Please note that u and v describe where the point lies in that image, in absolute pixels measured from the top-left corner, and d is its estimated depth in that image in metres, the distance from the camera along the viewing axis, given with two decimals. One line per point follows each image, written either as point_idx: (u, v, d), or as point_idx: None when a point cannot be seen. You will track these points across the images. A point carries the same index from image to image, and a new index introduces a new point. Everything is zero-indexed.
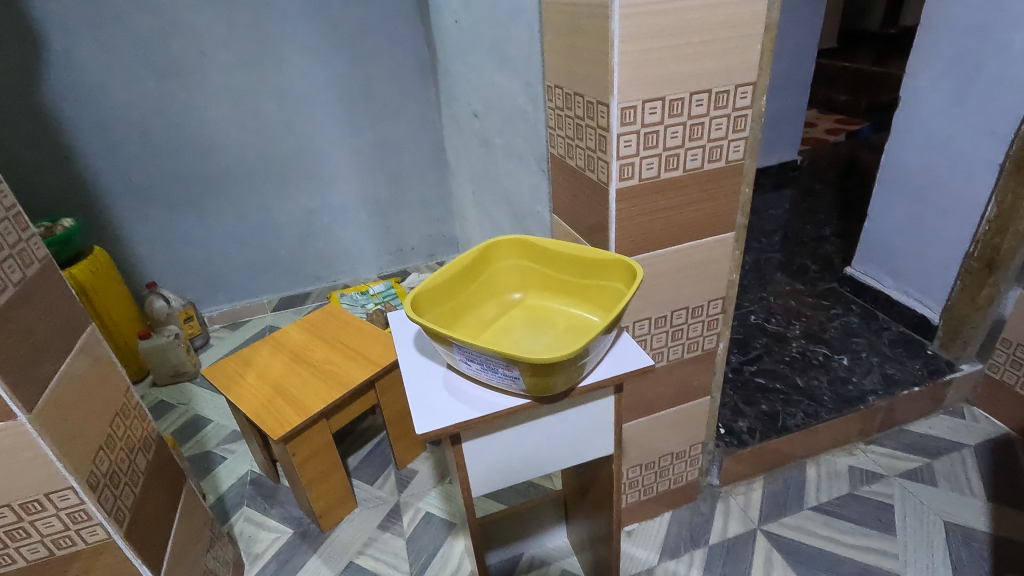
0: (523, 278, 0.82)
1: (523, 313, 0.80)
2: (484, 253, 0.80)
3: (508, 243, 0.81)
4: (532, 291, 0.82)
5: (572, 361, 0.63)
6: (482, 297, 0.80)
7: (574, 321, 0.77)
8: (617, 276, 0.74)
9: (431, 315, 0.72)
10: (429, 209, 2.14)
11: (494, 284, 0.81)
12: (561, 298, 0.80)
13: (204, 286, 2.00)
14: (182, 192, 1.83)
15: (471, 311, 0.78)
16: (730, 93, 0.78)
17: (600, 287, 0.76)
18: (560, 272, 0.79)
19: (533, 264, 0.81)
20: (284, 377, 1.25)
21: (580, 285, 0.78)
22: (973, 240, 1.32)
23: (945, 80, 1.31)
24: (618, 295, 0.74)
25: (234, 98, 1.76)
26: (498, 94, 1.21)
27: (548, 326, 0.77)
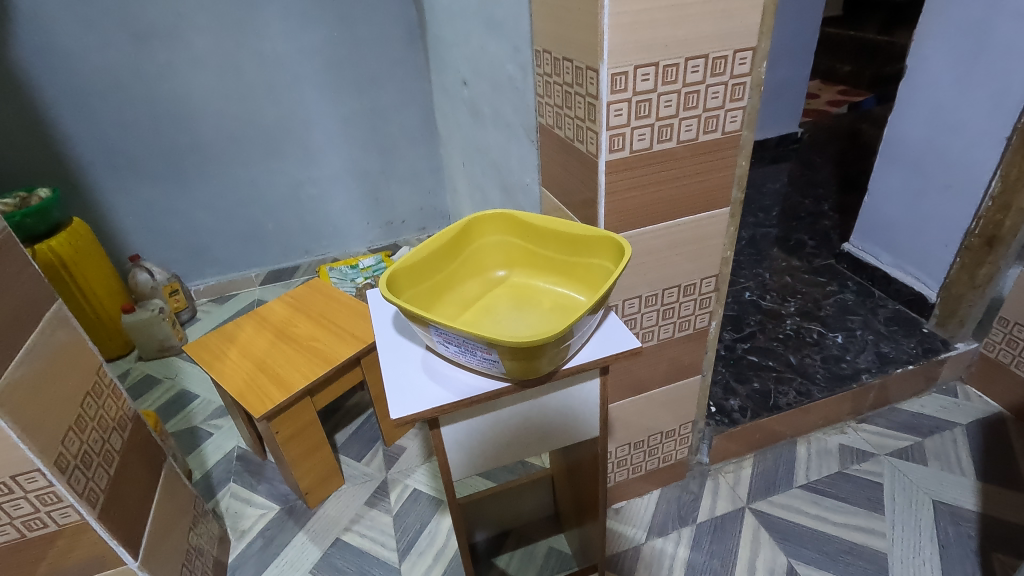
0: (509, 255, 0.79)
1: (507, 292, 0.77)
2: (467, 228, 0.76)
3: (493, 216, 0.77)
4: (517, 269, 0.79)
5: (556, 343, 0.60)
6: (463, 274, 0.77)
7: (560, 301, 0.74)
8: (604, 254, 0.71)
9: (408, 291, 0.69)
10: (420, 181, 2.08)
11: (477, 261, 0.78)
12: (548, 276, 0.77)
13: (190, 259, 1.96)
14: (163, 161, 1.77)
15: (452, 289, 0.75)
16: (728, 59, 0.73)
17: (588, 264, 0.73)
18: (547, 248, 0.76)
19: (518, 240, 0.78)
20: (267, 354, 1.22)
21: (567, 262, 0.75)
22: (974, 217, 1.28)
23: (954, 47, 1.25)
24: (606, 273, 0.70)
25: (213, 63, 1.68)
26: (486, 60, 1.16)
27: (533, 306, 0.74)
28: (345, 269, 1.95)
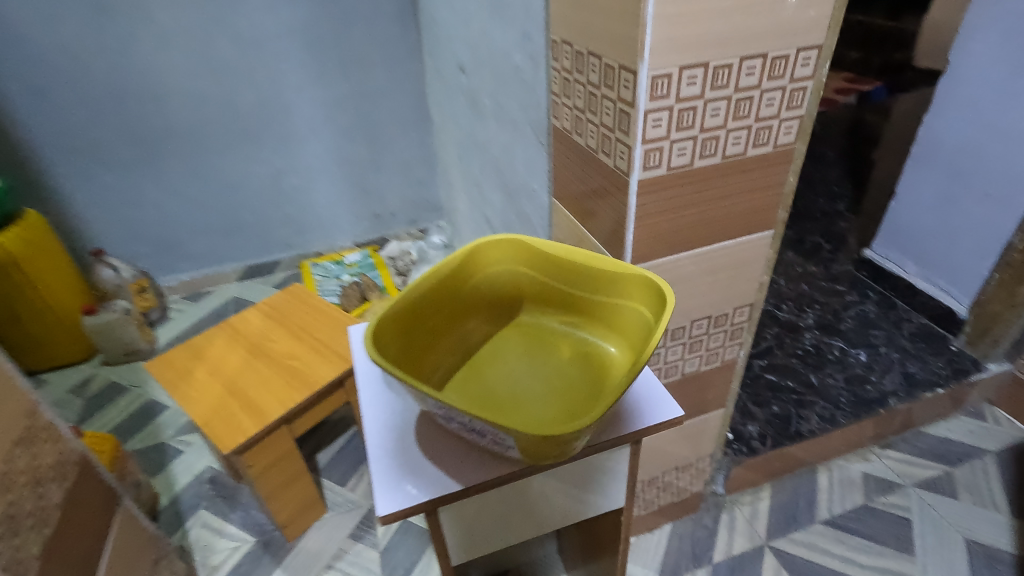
0: (517, 287, 0.67)
1: (517, 334, 0.66)
2: (468, 257, 0.64)
3: (498, 242, 0.65)
4: (527, 303, 0.67)
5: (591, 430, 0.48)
6: (464, 313, 0.64)
7: (580, 348, 0.63)
8: (637, 296, 0.59)
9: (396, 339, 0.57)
10: (411, 171, 1.93)
11: (480, 296, 0.66)
12: (564, 315, 0.65)
13: (161, 253, 1.81)
14: (128, 148, 1.61)
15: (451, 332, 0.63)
16: (789, 59, 0.60)
17: (613, 306, 0.61)
18: (564, 282, 0.64)
19: (529, 270, 0.66)
20: (238, 374, 1.09)
21: (589, 301, 0.63)
22: (1018, 229, 1.17)
23: (1007, 43, 1.13)
24: (638, 318, 0.59)
25: (181, 40, 1.51)
26: (489, 46, 1.01)
27: (550, 355, 0.63)
28: (330, 264, 1.91)
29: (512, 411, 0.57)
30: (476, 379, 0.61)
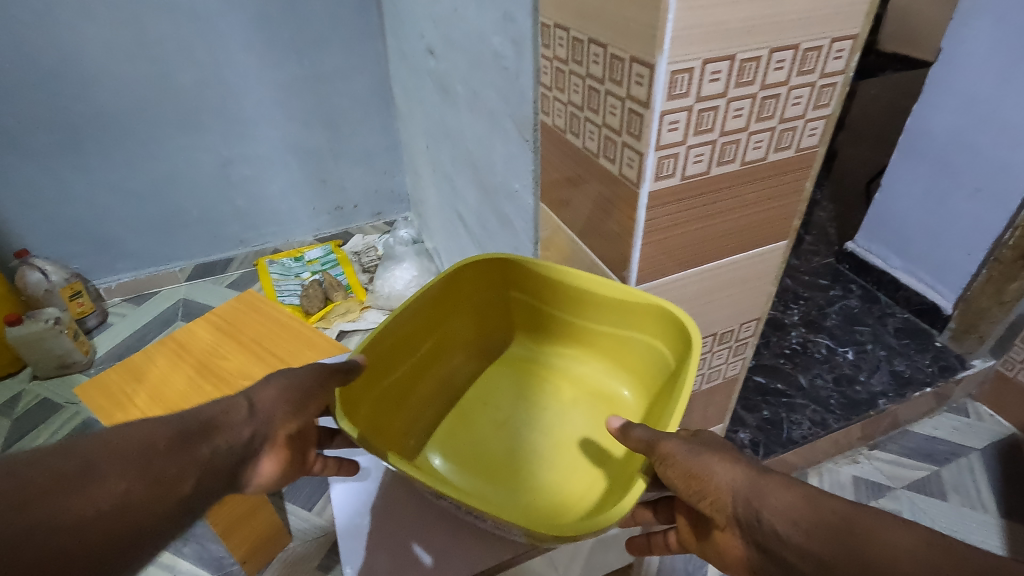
0: (510, 317, 0.66)
1: (513, 369, 0.65)
2: (458, 284, 0.60)
3: (493, 267, 0.62)
4: (523, 334, 0.67)
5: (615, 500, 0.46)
6: (452, 348, 0.63)
7: (581, 385, 0.62)
8: (652, 330, 0.56)
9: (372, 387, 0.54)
10: (375, 160, 1.80)
11: (460, 328, 0.64)
12: (563, 346, 0.65)
13: (97, 253, 1.63)
14: (52, 136, 1.43)
15: (438, 367, 0.62)
16: (821, 52, 0.52)
17: (624, 338, 0.59)
18: (563, 312, 0.62)
19: (525, 297, 0.64)
20: (184, 399, 0.96)
21: (596, 333, 0.61)
22: (1009, 225, 1.14)
23: (1005, 30, 1.08)
24: (653, 352, 0.57)
25: (107, 12, 1.33)
26: (462, 28, 0.90)
27: (548, 392, 0.62)
28: (288, 262, 1.77)
29: (511, 463, 0.55)
30: (469, 424, 0.59)
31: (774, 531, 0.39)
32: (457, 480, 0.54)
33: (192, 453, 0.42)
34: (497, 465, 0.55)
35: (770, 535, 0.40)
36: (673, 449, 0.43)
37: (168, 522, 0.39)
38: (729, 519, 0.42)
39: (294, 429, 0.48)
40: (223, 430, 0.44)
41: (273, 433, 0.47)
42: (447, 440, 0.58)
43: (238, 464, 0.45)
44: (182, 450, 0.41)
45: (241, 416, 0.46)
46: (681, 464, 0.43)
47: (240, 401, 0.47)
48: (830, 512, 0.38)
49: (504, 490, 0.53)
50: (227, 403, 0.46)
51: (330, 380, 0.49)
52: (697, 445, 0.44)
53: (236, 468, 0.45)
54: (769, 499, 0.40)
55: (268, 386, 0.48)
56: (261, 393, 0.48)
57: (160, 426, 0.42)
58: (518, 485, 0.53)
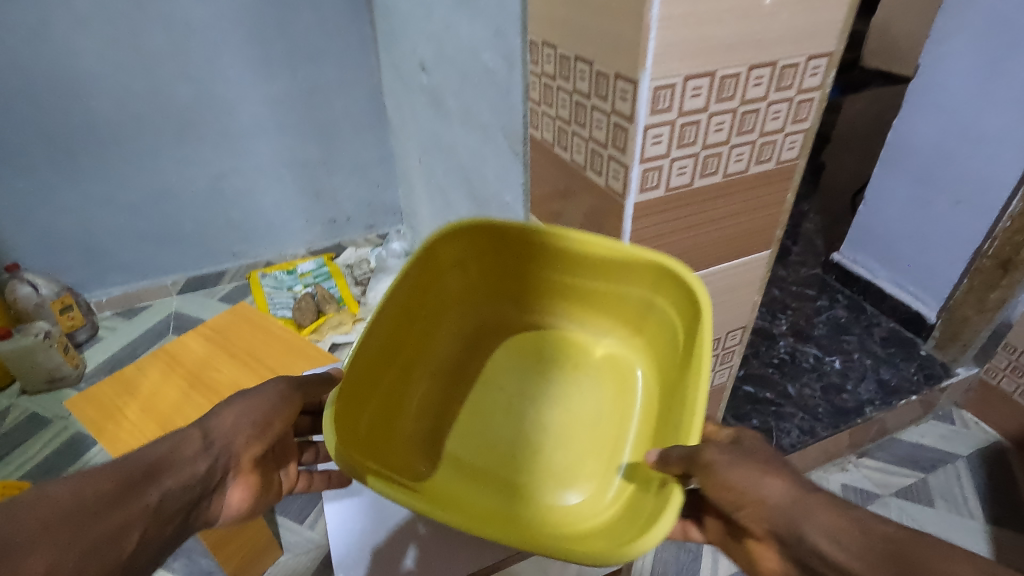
0: (490, 284, 0.70)
1: (504, 336, 0.70)
2: (433, 260, 0.62)
3: (468, 236, 0.63)
4: (504, 299, 0.71)
5: (642, 483, 0.50)
6: (437, 326, 0.66)
7: (573, 346, 0.68)
8: (643, 285, 0.60)
9: (366, 392, 0.54)
10: (368, 173, 1.81)
11: (438, 311, 0.66)
12: (550, 305, 0.69)
13: (88, 266, 1.63)
14: (45, 150, 1.44)
15: (429, 341, 0.66)
16: (798, 69, 0.54)
17: (614, 293, 0.64)
18: (548, 273, 0.66)
19: (506, 262, 0.67)
20: (177, 411, 0.97)
21: (582, 291, 0.66)
22: (989, 235, 1.16)
23: (980, 47, 1.11)
24: (644, 303, 0.61)
25: (103, 27, 1.34)
26: (454, 43, 0.92)
27: (543, 356, 0.68)
28: (281, 275, 1.78)
29: (528, 444, 0.60)
30: (478, 409, 0.63)
31: (818, 548, 0.40)
32: (481, 461, 0.59)
33: (158, 483, 0.46)
34: (517, 455, 0.59)
35: (812, 550, 0.40)
36: (714, 456, 0.43)
37: (151, 544, 0.44)
38: (765, 531, 0.43)
39: (256, 448, 0.54)
40: (186, 461, 0.49)
41: (230, 460, 0.52)
42: (462, 422, 0.62)
43: (200, 493, 0.49)
44: (145, 490, 0.45)
45: (196, 449, 0.50)
46: (721, 473, 0.43)
47: (195, 431, 0.51)
48: (889, 539, 0.38)
49: (532, 479, 0.57)
50: (179, 438, 0.50)
51: (290, 396, 0.56)
52: (738, 455, 0.44)
53: (203, 490, 0.50)
54: (814, 518, 0.41)
55: (223, 413, 0.53)
56: (214, 419, 0.53)
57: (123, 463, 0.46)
58: (538, 464, 0.59)
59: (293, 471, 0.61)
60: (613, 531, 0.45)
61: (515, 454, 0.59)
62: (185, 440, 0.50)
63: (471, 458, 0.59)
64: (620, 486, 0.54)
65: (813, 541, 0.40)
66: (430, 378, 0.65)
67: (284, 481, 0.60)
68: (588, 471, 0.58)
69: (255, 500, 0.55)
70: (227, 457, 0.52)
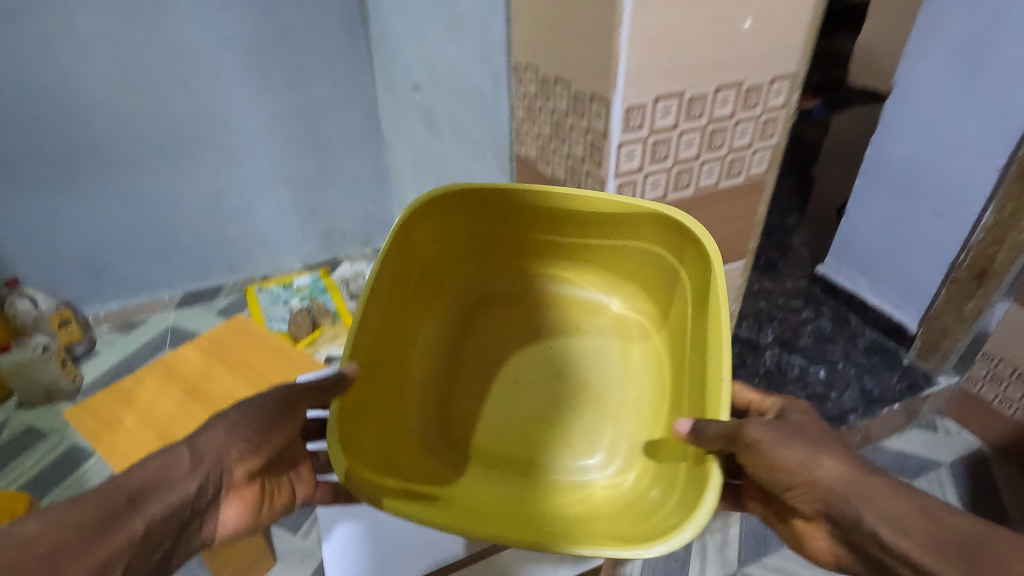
0: (474, 256, 0.75)
1: (498, 303, 0.76)
2: (414, 243, 0.66)
3: (447, 210, 0.68)
4: (491, 266, 0.76)
5: (672, 462, 0.55)
6: (424, 313, 0.71)
7: (570, 302, 0.75)
8: (636, 234, 0.67)
9: (371, 390, 0.57)
10: (364, 189, 1.85)
11: (422, 293, 0.71)
12: (539, 266, 0.76)
13: (86, 281, 1.66)
14: (46, 167, 1.47)
15: (421, 320, 0.71)
16: (762, 89, 0.58)
17: (607, 245, 0.70)
18: (537, 233, 0.72)
19: (491, 229, 0.72)
20: (173, 420, 0.99)
21: (572, 247, 0.72)
22: (964, 247, 1.20)
23: (950, 66, 1.16)
24: (637, 251, 0.68)
25: (106, 49, 1.39)
26: (445, 64, 0.97)
27: (542, 317, 0.74)
28: (277, 289, 1.80)
29: (544, 415, 0.67)
30: (493, 386, 0.69)
31: (877, 532, 0.45)
32: (509, 431, 0.66)
33: (143, 508, 0.46)
34: (536, 429, 0.65)
35: (870, 532, 0.46)
36: (759, 433, 0.48)
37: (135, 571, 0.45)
38: (817, 506, 0.48)
39: (250, 465, 0.54)
40: (173, 483, 0.48)
41: (222, 477, 0.52)
42: (482, 398, 0.68)
43: (186, 514, 0.49)
44: (124, 519, 0.44)
45: (186, 469, 0.50)
46: (774, 449, 0.48)
47: (183, 450, 0.51)
48: (954, 531, 0.43)
49: (560, 451, 0.64)
50: (164, 459, 0.49)
51: (292, 402, 0.56)
52: (790, 434, 0.49)
53: (191, 512, 0.50)
54: (874, 503, 0.46)
55: (213, 432, 0.53)
56: (204, 438, 0.52)
57: (107, 489, 0.45)
58: (558, 434, 0.65)
59: (306, 475, 0.62)
60: (642, 519, 0.51)
61: (535, 430, 0.65)
62: (172, 463, 0.49)
63: (497, 437, 0.65)
64: (643, 453, 0.61)
65: (872, 524, 0.45)
66: (433, 359, 0.70)
67: (296, 487, 0.61)
68: (608, 437, 0.64)
69: (260, 508, 0.56)
70: (216, 478, 0.51)
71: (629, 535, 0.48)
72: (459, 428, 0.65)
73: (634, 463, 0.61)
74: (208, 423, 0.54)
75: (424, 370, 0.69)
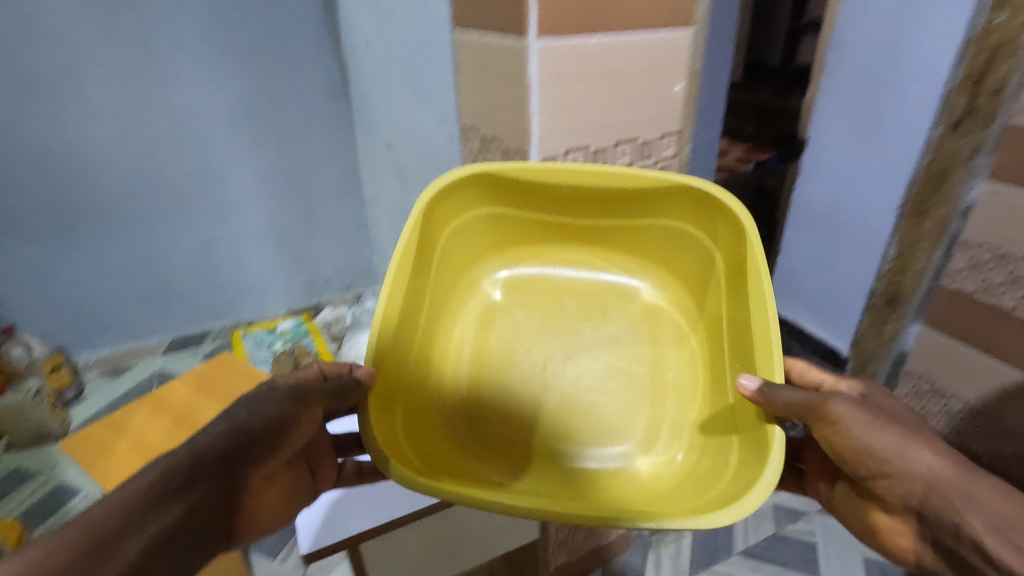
0: (500, 243, 0.84)
1: (523, 290, 0.84)
2: (445, 228, 0.75)
3: (477, 199, 0.77)
4: (515, 256, 0.86)
5: (725, 436, 0.62)
6: (450, 302, 0.79)
7: (595, 286, 0.85)
8: (666, 215, 0.77)
9: (393, 376, 0.63)
10: (346, 239, 1.99)
11: (451, 281, 0.79)
12: (564, 254, 0.86)
13: (80, 329, 1.76)
14: (47, 223, 1.59)
15: (448, 310, 0.79)
16: (654, 143, 0.76)
17: (637, 226, 0.80)
18: (562, 220, 0.82)
19: (521, 216, 0.82)
20: (163, 445, 1.08)
21: (596, 231, 0.82)
22: (878, 277, 1.37)
23: (849, 122, 1.36)
24: (663, 228, 0.79)
25: (111, 117, 1.54)
26: (413, 125, 1.12)
27: (565, 304, 0.83)
28: (262, 333, 1.90)
29: (579, 405, 0.72)
30: (530, 377, 0.75)
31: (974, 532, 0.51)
32: (548, 421, 0.71)
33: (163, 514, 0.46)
34: (572, 417, 0.71)
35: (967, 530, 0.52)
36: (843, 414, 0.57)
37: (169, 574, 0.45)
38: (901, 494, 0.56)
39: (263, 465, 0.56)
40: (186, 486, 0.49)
41: (230, 477, 0.53)
42: (521, 390, 0.73)
43: (205, 512, 0.50)
44: (122, 539, 0.43)
45: (191, 469, 0.50)
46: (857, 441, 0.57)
47: (183, 451, 0.51)
48: None
49: (598, 430, 0.69)
50: (162, 470, 0.48)
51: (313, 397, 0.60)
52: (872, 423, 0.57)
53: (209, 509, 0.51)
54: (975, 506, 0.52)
55: (203, 434, 0.53)
56: (201, 439, 0.53)
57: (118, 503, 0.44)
58: (595, 418, 0.71)
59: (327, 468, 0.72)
60: (697, 493, 0.57)
61: (571, 417, 0.71)
62: (173, 467, 0.49)
63: (540, 428, 0.70)
64: (694, 438, 0.66)
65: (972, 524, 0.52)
66: (463, 352, 0.77)
67: (315, 465, 0.70)
68: (643, 415, 0.71)
69: (272, 494, 0.63)
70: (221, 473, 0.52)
71: (700, 505, 0.54)
72: (497, 414, 0.71)
73: (681, 441, 0.67)
74: (204, 427, 0.54)
75: (453, 357, 0.76)
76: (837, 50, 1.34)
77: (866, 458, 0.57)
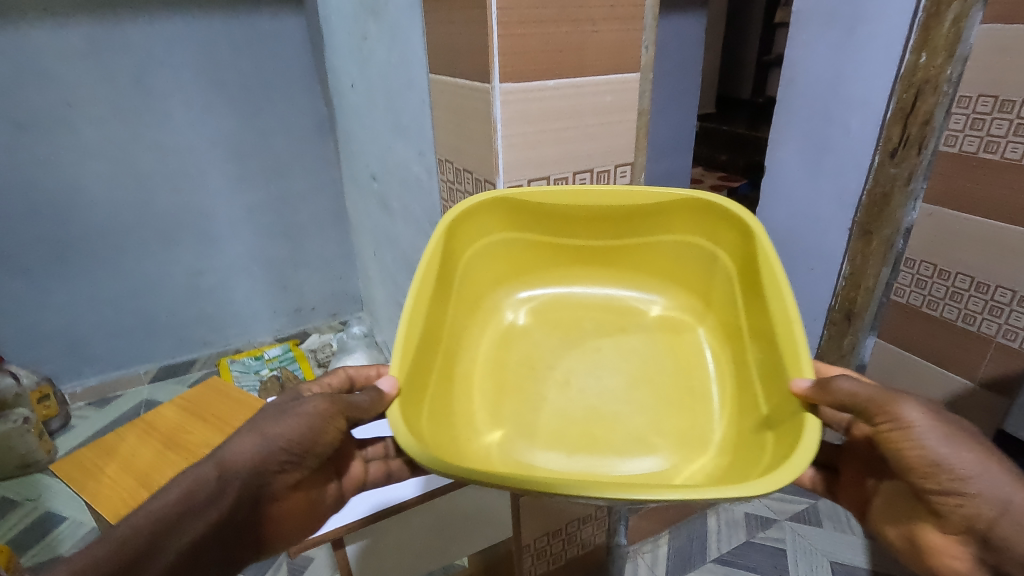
0: (512, 265, 0.76)
1: (537, 311, 0.74)
2: (458, 234, 0.67)
3: (490, 209, 0.70)
4: (528, 278, 0.77)
5: (756, 438, 0.51)
6: (464, 322, 0.69)
7: (610, 302, 0.75)
8: (676, 228, 0.72)
9: (417, 386, 0.53)
10: (331, 267, 2.05)
11: (463, 299, 0.70)
12: (579, 276, 0.77)
13: (66, 359, 1.78)
14: (37, 254, 1.63)
15: (461, 331, 0.68)
16: (610, 172, 0.84)
17: (652, 243, 0.74)
18: (573, 236, 0.75)
19: (529, 233, 0.75)
20: (153, 467, 1.11)
21: (609, 247, 0.76)
22: (835, 293, 1.39)
23: (803, 149, 1.37)
24: (676, 245, 0.73)
25: (104, 152, 1.60)
26: (394, 159, 1.21)
27: (584, 319, 0.73)
28: (248, 360, 1.93)
29: (599, 415, 0.62)
30: (549, 392, 0.64)
31: None
32: (563, 432, 0.60)
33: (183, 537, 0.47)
34: (594, 428, 0.60)
35: None
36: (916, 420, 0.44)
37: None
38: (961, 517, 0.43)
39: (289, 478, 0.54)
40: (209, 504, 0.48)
41: (255, 492, 0.52)
42: (533, 405, 0.63)
43: (227, 527, 0.50)
44: (144, 562, 0.44)
45: (218, 487, 0.49)
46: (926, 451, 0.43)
47: (211, 465, 0.49)
48: None
49: (626, 442, 0.59)
50: (188, 485, 0.48)
51: (335, 414, 0.54)
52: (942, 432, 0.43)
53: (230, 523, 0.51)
54: None
55: (234, 444, 0.51)
56: (231, 453, 0.51)
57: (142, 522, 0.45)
58: (622, 429, 0.60)
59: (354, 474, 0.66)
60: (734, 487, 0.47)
61: (595, 430, 0.60)
62: (201, 483, 0.48)
63: (556, 443, 0.59)
64: (719, 446, 0.56)
65: None
66: (483, 376, 0.65)
67: (342, 469, 0.65)
68: (672, 424, 0.60)
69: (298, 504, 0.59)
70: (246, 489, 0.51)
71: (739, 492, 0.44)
72: (515, 435, 0.59)
73: (704, 450, 0.57)
74: (236, 436, 0.52)
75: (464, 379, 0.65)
76: (787, 82, 1.38)
77: (931, 471, 0.43)
